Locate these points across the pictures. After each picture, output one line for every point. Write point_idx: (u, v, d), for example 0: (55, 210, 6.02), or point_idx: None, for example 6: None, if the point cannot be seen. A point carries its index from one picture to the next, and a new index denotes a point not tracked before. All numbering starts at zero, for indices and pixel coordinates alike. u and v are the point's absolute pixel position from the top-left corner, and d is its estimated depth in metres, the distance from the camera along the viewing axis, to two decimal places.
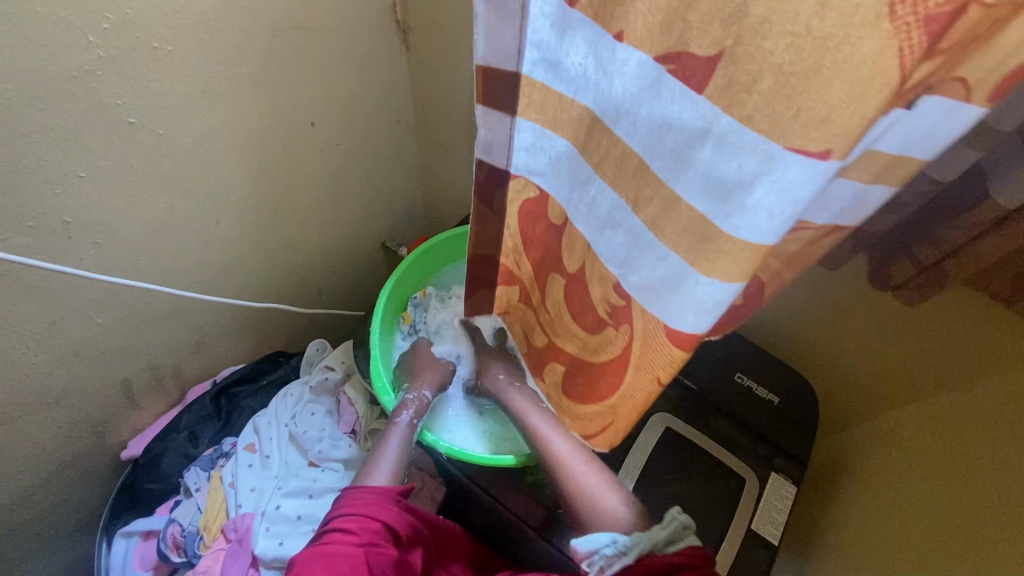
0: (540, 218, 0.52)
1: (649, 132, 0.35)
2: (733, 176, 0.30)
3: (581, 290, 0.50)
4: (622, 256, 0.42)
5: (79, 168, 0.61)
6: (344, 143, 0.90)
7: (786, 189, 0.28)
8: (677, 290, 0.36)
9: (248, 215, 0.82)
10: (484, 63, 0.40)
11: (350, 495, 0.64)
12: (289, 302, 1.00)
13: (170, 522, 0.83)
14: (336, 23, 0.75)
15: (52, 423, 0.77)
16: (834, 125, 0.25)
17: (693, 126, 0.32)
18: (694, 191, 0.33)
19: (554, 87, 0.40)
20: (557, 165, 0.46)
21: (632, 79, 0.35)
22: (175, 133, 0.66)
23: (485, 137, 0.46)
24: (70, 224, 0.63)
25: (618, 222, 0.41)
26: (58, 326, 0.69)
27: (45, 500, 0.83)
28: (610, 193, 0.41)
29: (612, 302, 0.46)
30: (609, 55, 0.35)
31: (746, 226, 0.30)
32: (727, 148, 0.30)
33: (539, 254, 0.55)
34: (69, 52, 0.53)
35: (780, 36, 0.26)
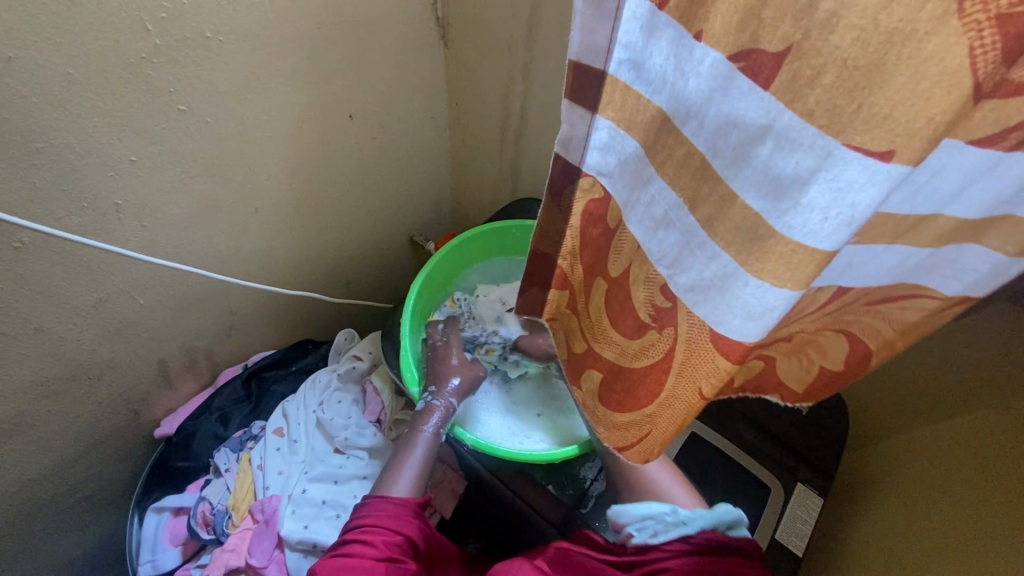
0: (598, 223, 0.46)
1: (715, 131, 0.31)
2: (790, 173, 0.27)
3: (625, 292, 0.45)
4: (673, 254, 0.37)
5: (132, 152, 0.63)
6: (380, 136, 0.91)
7: (841, 188, 0.26)
8: (725, 292, 0.32)
9: (285, 204, 0.84)
10: (575, 59, 0.36)
11: (373, 504, 0.65)
12: (319, 291, 1.02)
13: (200, 500, 0.85)
14: (379, 17, 0.76)
15: (92, 398, 0.79)
16: (896, 124, 0.23)
17: (754, 121, 0.29)
18: (749, 187, 0.30)
19: (634, 88, 0.36)
20: (623, 164, 0.40)
21: (707, 80, 0.31)
22: (222, 122, 0.68)
23: (564, 133, 0.40)
24: (120, 206, 0.65)
25: (672, 222, 0.36)
26: (104, 304, 0.72)
27: (82, 472, 0.86)
28: (666, 193, 0.37)
29: (656, 304, 0.41)
30: (687, 56, 0.31)
31: (800, 226, 0.27)
32: (786, 145, 0.27)
33: (591, 259, 0.49)
34: (129, 40, 0.55)
35: (847, 30, 0.23)
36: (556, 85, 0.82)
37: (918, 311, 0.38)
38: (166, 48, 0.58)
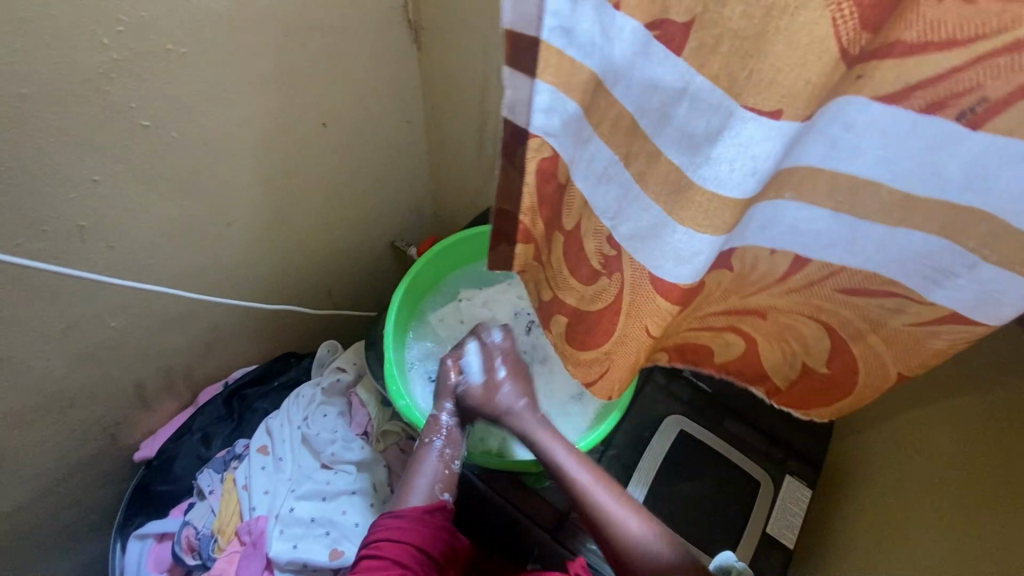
0: (551, 180, 0.47)
1: (641, 93, 0.35)
2: (703, 131, 0.32)
3: (577, 246, 0.48)
4: (612, 206, 0.41)
5: (94, 171, 0.60)
6: (355, 143, 0.89)
7: (738, 142, 0.30)
8: (658, 238, 0.37)
9: (259, 217, 0.82)
10: (511, 27, 0.37)
11: (388, 517, 0.68)
12: (299, 303, 1.00)
13: (184, 525, 0.83)
14: (348, 22, 0.74)
15: (66, 426, 0.77)
16: (780, 87, 0.27)
17: (670, 83, 0.32)
18: (669, 145, 0.34)
19: (567, 52, 0.36)
20: (569, 126, 0.41)
21: (628, 46, 0.34)
22: (188, 136, 0.66)
23: (511, 98, 0.41)
24: (84, 228, 0.63)
25: (612, 176, 0.40)
26: (73, 329, 0.69)
27: (61, 501, 0.83)
28: (602, 146, 0.40)
29: (605, 253, 0.45)
30: (611, 23, 0.33)
31: (712, 178, 0.31)
32: (698, 106, 0.31)
33: (549, 215, 0.49)
34: (85, 57, 0.53)
35: (736, 3, 0.27)
36: None
37: (885, 309, 0.43)
38: (124, 62, 0.56)
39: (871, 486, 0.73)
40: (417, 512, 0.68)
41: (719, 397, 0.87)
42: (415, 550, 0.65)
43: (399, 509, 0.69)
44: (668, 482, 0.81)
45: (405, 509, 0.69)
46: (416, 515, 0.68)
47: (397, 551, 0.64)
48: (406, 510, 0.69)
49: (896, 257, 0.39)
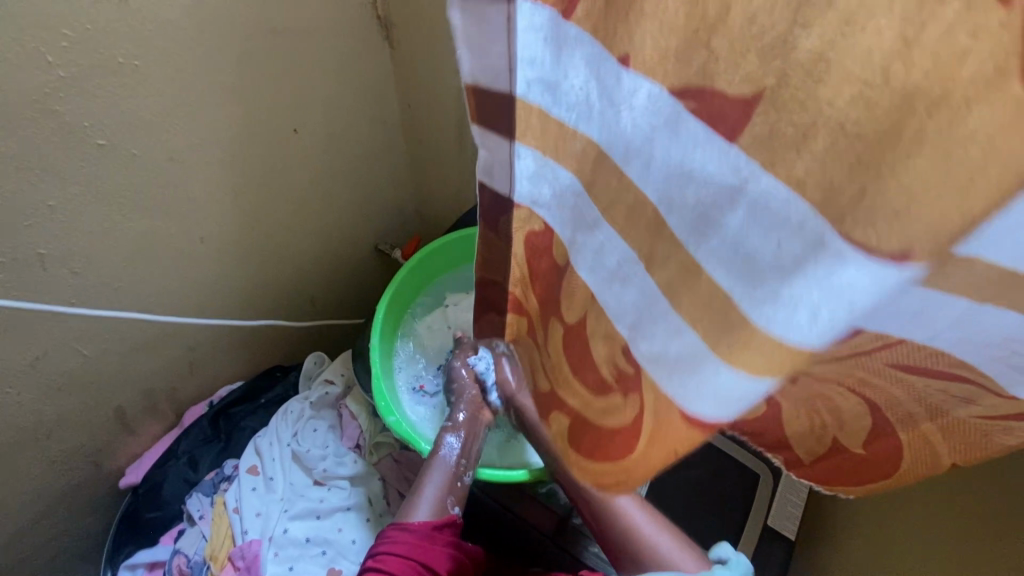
0: (544, 254, 0.44)
1: (665, 178, 0.28)
2: (767, 259, 0.23)
3: (581, 345, 0.43)
4: (634, 313, 0.33)
5: (48, 196, 0.57)
6: (330, 148, 0.86)
7: (846, 299, 0.21)
8: (693, 374, 0.28)
9: (232, 230, 0.79)
10: (472, 80, 0.33)
11: (396, 530, 0.65)
12: (282, 315, 0.97)
13: (175, 553, 0.82)
14: (313, 22, 0.70)
15: (44, 458, 0.74)
16: (915, 223, 0.18)
17: (720, 179, 0.24)
18: (714, 261, 0.26)
19: (552, 113, 0.34)
20: (561, 198, 0.38)
21: (642, 114, 0.27)
22: (151, 152, 0.62)
23: (485, 158, 0.38)
24: (45, 256, 0.60)
25: (629, 276, 0.33)
26: (42, 360, 0.66)
27: (45, 535, 0.81)
28: (618, 242, 0.33)
29: (619, 367, 0.37)
30: (615, 83, 0.28)
31: (780, 321, 0.22)
32: (761, 218, 0.23)
33: (544, 294, 0.47)
34: (29, 75, 0.50)
35: (841, 82, 0.19)
36: None
37: (960, 399, 0.28)
38: (72, 79, 0.52)
39: None
40: (425, 526, 0.65)
41: None
42: (422, 567, 0.62)
43: (408, 523, 0.65)
44: (667, 480, 0.80)
45: (413, 522, 0.65)
46: (425, 530, 0.65)
47: (403, 568, 0.61)
48: (414, 524, 0.65)
49: (975, 343, 0.24)
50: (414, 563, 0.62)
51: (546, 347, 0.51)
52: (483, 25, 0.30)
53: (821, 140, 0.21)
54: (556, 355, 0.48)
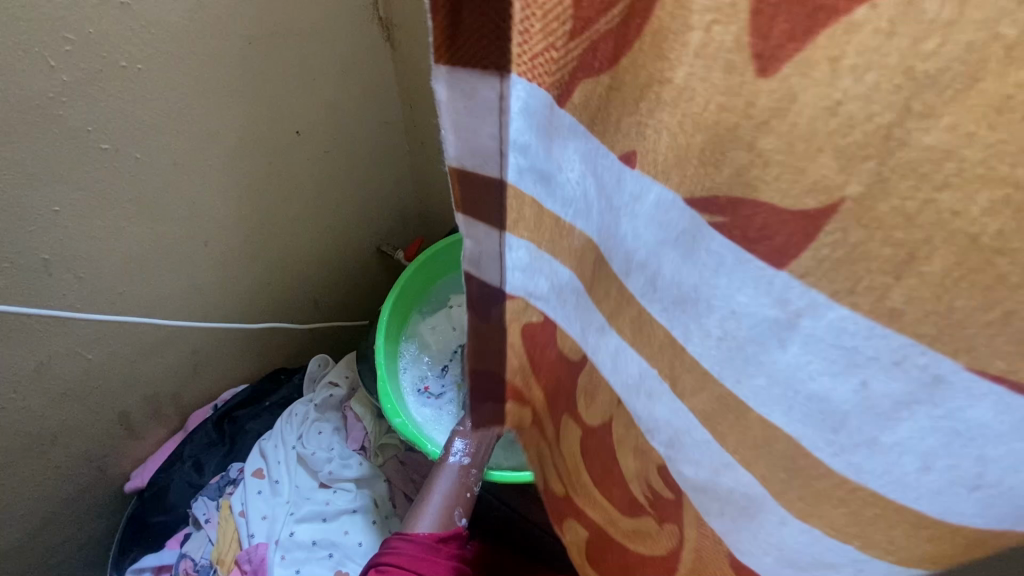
0: (550, 344, 0.41)
1: (685, 297, 0.24)
2: (848, 402, 0.19)
3: (608, 449, 0.39)
4: (667, 432, 0.29)
5: (53, 202, 0.57)
6: (331, 150, 0.86)
7: (963, 435, 0.17)
8: (753, 523, 0.26)
9: (235, 234, 0.78)
10: (457, 164, 0.29)
11: (398, 541, 0.64)
12: (285, 317, 0.97)
13: (182, 557, 0.81)
14: (313, 24, 0.70)
15: (49, 464, 0.74)
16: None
17: (758, 312, 0.21)
18: (768, 405, 0.22)
19: (546, 206, 0.31)
20: (560, 293, 0.36)
21: (655, 222, 0.24)
22: (153, 156, 0.62)
23: (473, 250, 0.34)
24: (49, 261, 0.60)
25: (652, 392, 0.30)
26: (46, 366, 0.66)
27: (51, 540, 0.80)
28: (632, 351, 0.30)
29: (653, 488, 0.35)
30: (620, 184, 0.26)
31: (880, 468, 0.19)
32: (844, 361, 0.19)
33: (552, 388, 0.44)
34: (30, 79, 0.50)
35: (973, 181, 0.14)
36: None
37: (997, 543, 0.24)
38: (74, 84, 0.52)
39: None
40: (429, 539, 0.64)
41: None
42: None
43: (412, 535, 0.65)
44: None
45: (418, 534, 0.65)
46: (431, 543, 0.64)
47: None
48: (419, 535, 0.65)
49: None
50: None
51: (558, 445, 0.48)
52: (470, 101, 0.26)
53: (937, 261, 0.15)
54: (570, 455, 0.46)
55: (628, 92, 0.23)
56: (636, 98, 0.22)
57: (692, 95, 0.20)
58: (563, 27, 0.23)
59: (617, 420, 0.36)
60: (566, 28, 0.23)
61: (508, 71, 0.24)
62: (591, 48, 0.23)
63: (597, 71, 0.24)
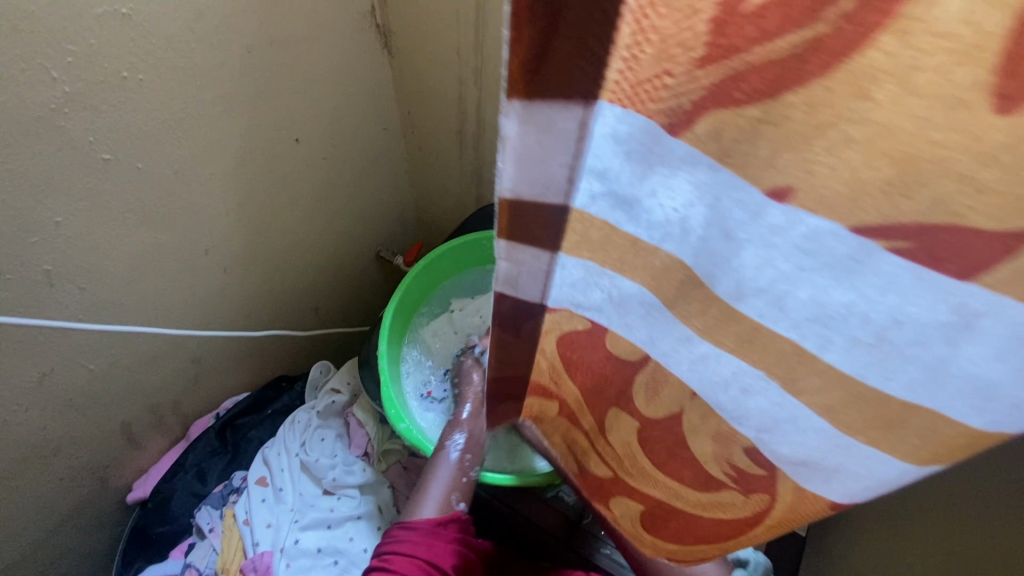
0: (590, 349, 0.45)
1: (815, 313, 0.26)
2: (1004, 376, 0.22)
3: (665, 436, 0.44)
4: (761, 418, 0.34)
5: (55, 213, 0.57)
6: (331, 156, 0.86)
7: None
8: (832, 464, 0.32)
9: (236, 242, 0.79)
10: (514, 194, 0.30)
11: (398, 528, 0.66)
12: (286, 324, 0.97)
13: (186, 567, 0.81)
14: (312, 31, 0.71)
15: (51, 476, 0.73)
16: None
17: (929, 319, 0.23)
18: (918, 389, 0.25)
19: (622, 229, 0.31)
20: (618, 303, 0.38)
21: (787, 255, 0.25)
22: (154, 165, 0.62)
23: (509, 270, 0.37)
24: (51, 272, 0.59)
25: (748, 387, 0.33)
26: (49, 377, 0.66)
27: (54, 553, 0.80)
28: (727, 357, 0.33)
29: (735, 466, 0.39)
30: (745, 218, 0.25)
31: (999, 413, 0.23)
32: (965, 338, 0.22)
33: (587, 381, 0.48)
34: (32, 92, 0.49)
35: None
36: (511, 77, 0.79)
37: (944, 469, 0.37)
38: (77, 95, 0.52)
39: None
40: (428, 523, 0.66)
41: None
42: (427, 563, 0.62)
43: (412, 521, 0.66)
44: None
45: (417, 520, 0.66)
46: (430, 527, 0.65)
47: (408, 566, 0.61)
48: (419, 522, 0.66)
49: None
50: (420, 560, 0.62)
51: (601, 432, 0.53)
52: (544, 132, 0.27)
53: None
54: (618, 445, 0.51)
55: (797, 127, 0.22)
56: (808, 136, 0.22)
57: (892, 131, 0.19)
58: (691, 53, 0.22)
59: (688, 413, 0.40)
60: (698, 55, 0.22)
61: (595, 98, 0.25)
62: (733, 79, 0.22)
63: (736, 102, 0.22)
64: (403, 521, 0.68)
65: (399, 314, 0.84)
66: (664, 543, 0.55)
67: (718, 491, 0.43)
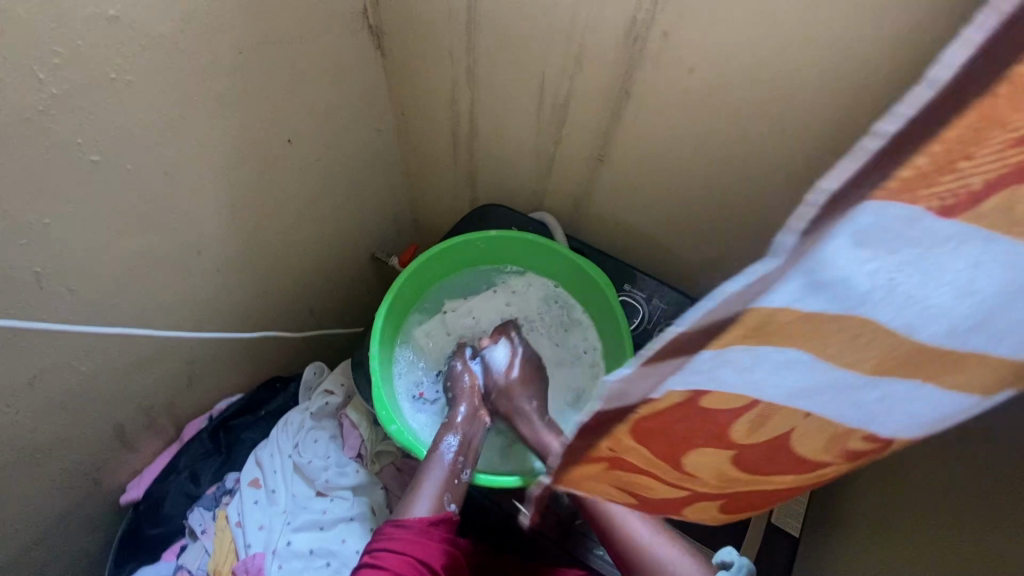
0: (675, 401, 0.32)
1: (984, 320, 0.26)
2: None
3: (781, 448, 0.36)
4: (875, 412, 0.32)
5: (44, 214, 0.56)
6: (324, 158, 0.86)
7: None
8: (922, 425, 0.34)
9: (228, 243, 0.78)
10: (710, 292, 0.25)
11: (389, 527, 0.66)
12: (281, 325, 0.97)
13: (178, 569, 0.81)
14: (305, 32, 0.70)
15: (43, 478, 0.73)
16: None
17: None
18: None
19: (803, 306, 0.26)
20: (754, 370, 0.30)
21: (990, 285, 0.24)
22: (144, 167, 0.62)
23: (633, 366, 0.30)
24: (40, 274, 0.59)
25: (875, 390, 0.31)
26: (40, 379, 0.66)
27: (47, 554, 0.80)
28: (855, 378, 0.30)
29: (854, 445, 0.36)
30: (969, 265, 0.24)
31: None
32: None
33: (671, 434, 0.36)
34: (19, 94, 0.49)
35: None
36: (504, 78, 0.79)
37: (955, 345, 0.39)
38: (64, 97, 0.52)
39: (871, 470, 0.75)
40: (420, 522, 0.66)
41: None
42: (418, 562, 0.63)
43: (404, 520, 0.66)
44: None
45: (409, 519, 0.66)
46: (421, 527, 0.66)
47: (399, 565, 0.62)
48: (410, 520, 0.66)
49: None
50: (410, 559, 0.63)
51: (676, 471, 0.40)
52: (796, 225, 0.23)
53: None
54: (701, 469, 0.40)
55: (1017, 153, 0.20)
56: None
57: None
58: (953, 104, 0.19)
59: (804, 429, 0.34)
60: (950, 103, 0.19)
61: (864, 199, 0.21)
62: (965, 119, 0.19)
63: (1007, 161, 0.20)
64: (393, 518, 0.68)
65: (391, 316, 0.83)
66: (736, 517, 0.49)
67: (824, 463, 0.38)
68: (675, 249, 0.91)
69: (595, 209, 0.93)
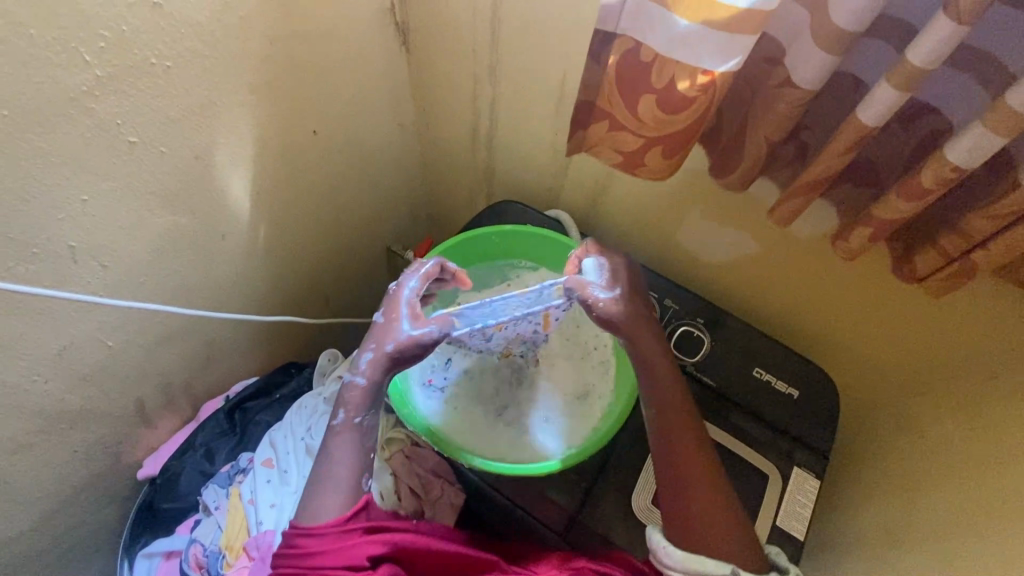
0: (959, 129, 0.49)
1: None
2: None
3: (918, 187, 0.53)
4: None
5: (82, 191, 0.58)
6: (348, 150, 0.89)
7: None
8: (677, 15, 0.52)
9: (253, 229, 0.81)
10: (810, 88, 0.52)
11: (298, 537, 0.65)
12: (297, 311, 1.00)
13: (192, 542, 0.84)
14: (337, 27, 0.73)
15: (67, 448, 0.75)
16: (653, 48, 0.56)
17: None
18: None
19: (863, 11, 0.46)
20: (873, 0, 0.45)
21: None
22: (177, 149, 0.64)
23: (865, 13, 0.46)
24: (75, 248, 0.61)
25: None
26: (68, 351, 0.67)
27: (64, 524, 0.82)
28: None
29: (992, 211, 0.50)
30: None
31: None
32: None
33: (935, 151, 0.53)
34: (67, 74, 0.50)
35: None
36: (526, 76, 0.82)
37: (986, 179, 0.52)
38: (108, 79, 0.53)
39: (905, 462, 0.76)
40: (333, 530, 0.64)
41: (728, 396, 0.83)
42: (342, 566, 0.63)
43: (315, 527, 0.65)
44: None
45: (321, 526, 0.65)
46: (336, 532, 0.64)
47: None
48: (322, 527, 0.65)
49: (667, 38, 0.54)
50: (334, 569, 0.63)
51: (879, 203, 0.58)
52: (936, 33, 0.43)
53: None
54: (887, 216, 0.57)
55: None
56: None
57: None
58: None
59: (947, 173, 0.50)
60: None
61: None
62: None
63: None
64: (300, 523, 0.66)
65: None
66: (914, 281, 0.63)
67: (987, 223, 0.51)
68: (686, 249, 0.92)
69: (608, 207, 0.94)
